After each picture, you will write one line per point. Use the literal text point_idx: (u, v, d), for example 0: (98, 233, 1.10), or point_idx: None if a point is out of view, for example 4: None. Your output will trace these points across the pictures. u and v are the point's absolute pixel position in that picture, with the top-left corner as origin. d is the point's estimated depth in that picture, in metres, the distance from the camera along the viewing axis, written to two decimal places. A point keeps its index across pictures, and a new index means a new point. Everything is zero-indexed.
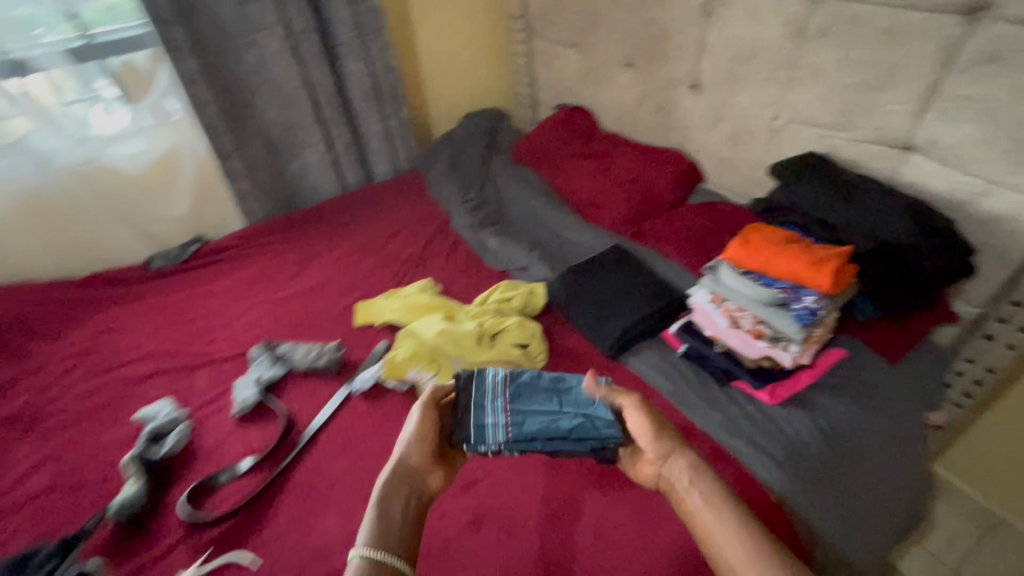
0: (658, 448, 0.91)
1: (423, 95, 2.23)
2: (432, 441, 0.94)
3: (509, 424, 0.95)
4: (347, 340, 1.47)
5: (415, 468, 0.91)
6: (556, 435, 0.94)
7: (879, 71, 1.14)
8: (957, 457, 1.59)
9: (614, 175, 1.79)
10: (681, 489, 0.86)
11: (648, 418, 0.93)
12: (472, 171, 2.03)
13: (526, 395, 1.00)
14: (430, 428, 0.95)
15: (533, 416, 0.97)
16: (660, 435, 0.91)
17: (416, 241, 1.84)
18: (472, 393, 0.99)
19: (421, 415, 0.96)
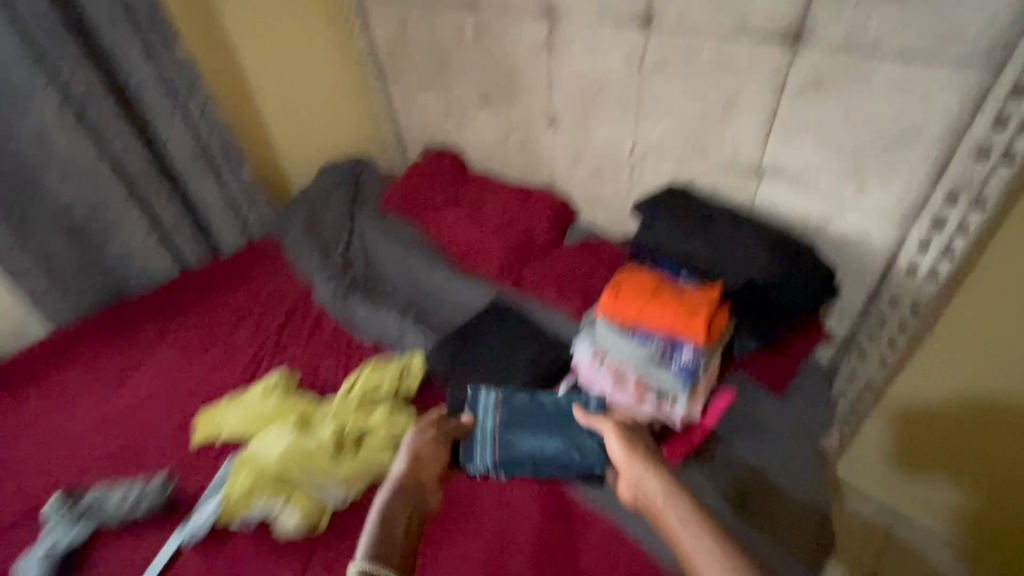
0: (633, 465, 0.89)
1: (273, 149, 2.00)
2: (431, 466, 0.97)
3: (499, 447, 1.02)
4: (182, 466, 1.21)
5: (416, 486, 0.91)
6: (542, 460, 1.01)
7: (720, 102, 1.10)
8: (848, 464, 1.60)
9: (486, 221, 1.67)
10: (655, 503, 0.82)
11: (624, 437, 0.93)
12: (335, 230, 1.83)
13: (517, 418, 1.05)
14: (432, 449, 0.98)
15: (523, 440, 1.03)
16: (635, 451, 0.91)
17: (271, 321, 1.59)
18: (470, 421, 1.05)
19: (419, 438, 0.98)
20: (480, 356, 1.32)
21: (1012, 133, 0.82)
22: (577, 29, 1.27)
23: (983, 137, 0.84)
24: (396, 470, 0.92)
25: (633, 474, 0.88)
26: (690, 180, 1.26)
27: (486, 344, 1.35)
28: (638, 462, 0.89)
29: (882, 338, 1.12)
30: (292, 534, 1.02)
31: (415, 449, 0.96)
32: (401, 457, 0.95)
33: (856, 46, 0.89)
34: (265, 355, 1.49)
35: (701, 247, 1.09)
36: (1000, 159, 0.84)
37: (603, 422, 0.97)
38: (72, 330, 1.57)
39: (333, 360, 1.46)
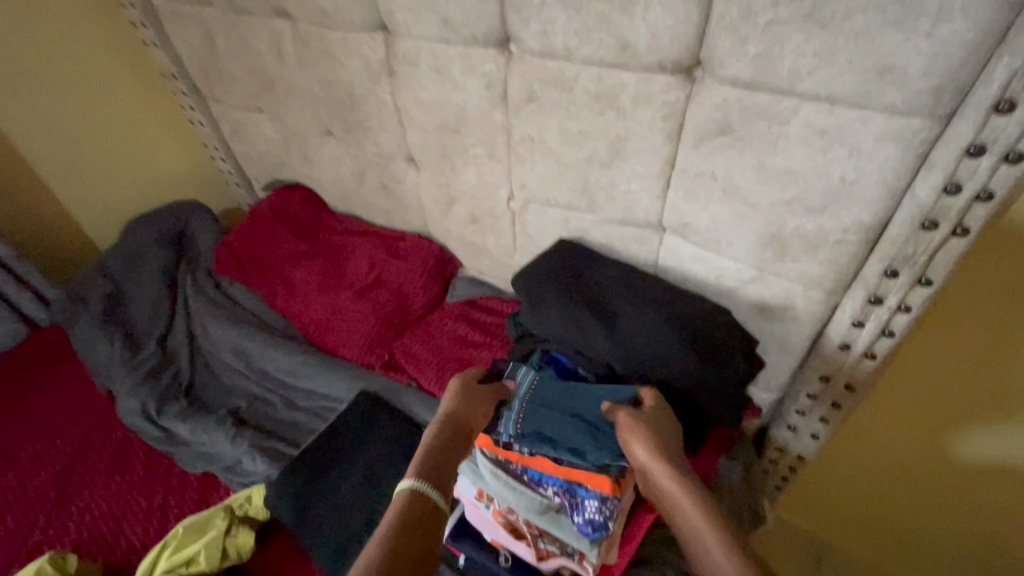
0: (666, 463, 0.71)
1: (53, 195, 1.53)
2: (490, 405, 0.82)
3: (522, 419, 0.79)
4: None
5: (475, 417, 0.79)
6: (562, 443, 0.76)
7: (606, 145, 0.86)
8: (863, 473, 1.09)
9: (347, 282, 1.34)
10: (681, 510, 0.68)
11: (656, 422, 0.75)
12: (150, 307, 1.40)
13: (549, 391, 0.81)
14: (480, 399, 0.81)
15: (548, 422, 0.78)
16: (668, 443, 0.73)
17: (53, 458, 1.16)
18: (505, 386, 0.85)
19: (466, 378, 0.85)
20: (340, 483, 1.00)
21: (967, 200, 0.63)
22: (419, 47, 0.96)
23: (931, 203, 0.65)
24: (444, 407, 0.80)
25: (661, 471, 0.71)
26: (581, 234, 1.02)
27: (349, 465, 1.03)
28: (669, 462, 0.71)
29: (812, 412, 0.95)
30: None
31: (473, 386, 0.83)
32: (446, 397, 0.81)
33: (766, 82, 0.67)
34: (39, 518, 1.07)
35: (598, 339, 0.87)
36: (952, 229, 0.66)
37: (621, 411, 0.76)
38: None
39: (140, 508, 1.08)
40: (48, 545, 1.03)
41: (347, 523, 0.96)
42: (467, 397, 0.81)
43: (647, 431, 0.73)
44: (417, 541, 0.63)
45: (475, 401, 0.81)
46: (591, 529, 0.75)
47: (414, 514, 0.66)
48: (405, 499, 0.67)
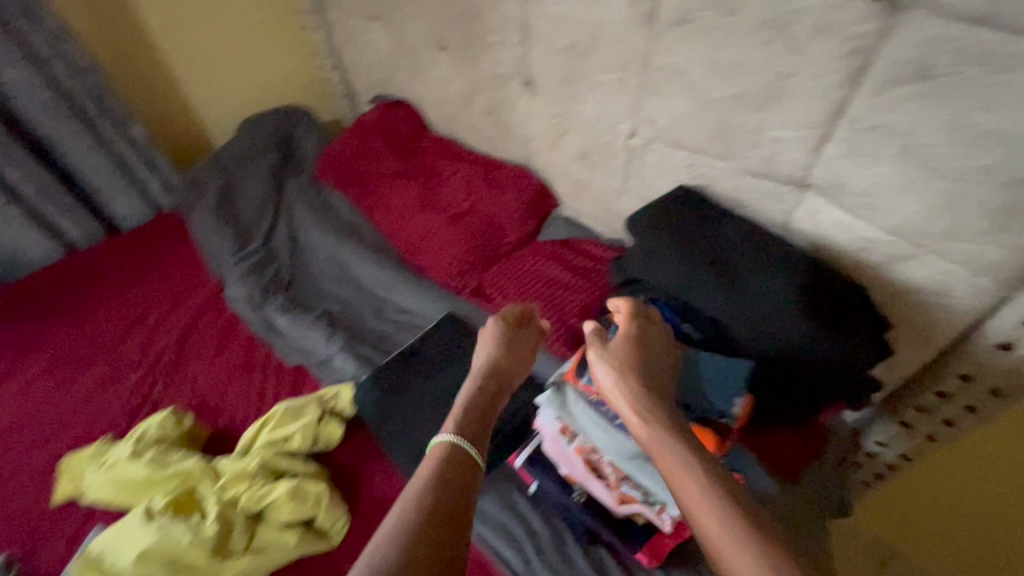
0: (641, 396, 0.66)
1: (175, 86, 1.58)
2: (524, 355, 0.82)
3: None
4: (39, 529, 0.97)
5: (510, 368, 0.79)
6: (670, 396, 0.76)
7: (760, 83, 0.77)
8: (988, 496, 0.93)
9: (442, 204, 1.33)
10: (652, 441, 0.62)
11: (624, 353, 0.71)
12: (257, 205, 1.45)
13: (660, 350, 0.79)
14: (515, 348, 0.81)
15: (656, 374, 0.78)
16: (634, 372, 0.69)
17: (171, 328, 1.27)
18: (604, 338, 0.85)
19: (504, 323, 0.84)
20: (423, 391, 1.04)
21: None
22: None
23: None
24: (484, 353, 0.80)
25: (635, 406, 0.65)
26: (705, 183, 0.94)
27: (434, 377, 1.06)
28: (638, 404, 0.66)
29: (933, 414, 0.88)
30: None
31: (507, 336, 0.82)
32: (484, 344, 0.81)
33: (996, 17, 0.56)
34: (159, 377, 1.18)
35: (709, 294, 0.81)
36: None
37: (593, 351, 0.72)
38: None
39: (243, 386, 1.17)
40: (165, 402, 1.15)
41: (427, 431, 0.99)
42: (501, 349, 0.80)
43: (616, 365, 0.69)
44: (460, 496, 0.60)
45: (510, 352, 0.80)
46: None
47: (452, 470, 0.63)
48: (443, 454, 0.64)
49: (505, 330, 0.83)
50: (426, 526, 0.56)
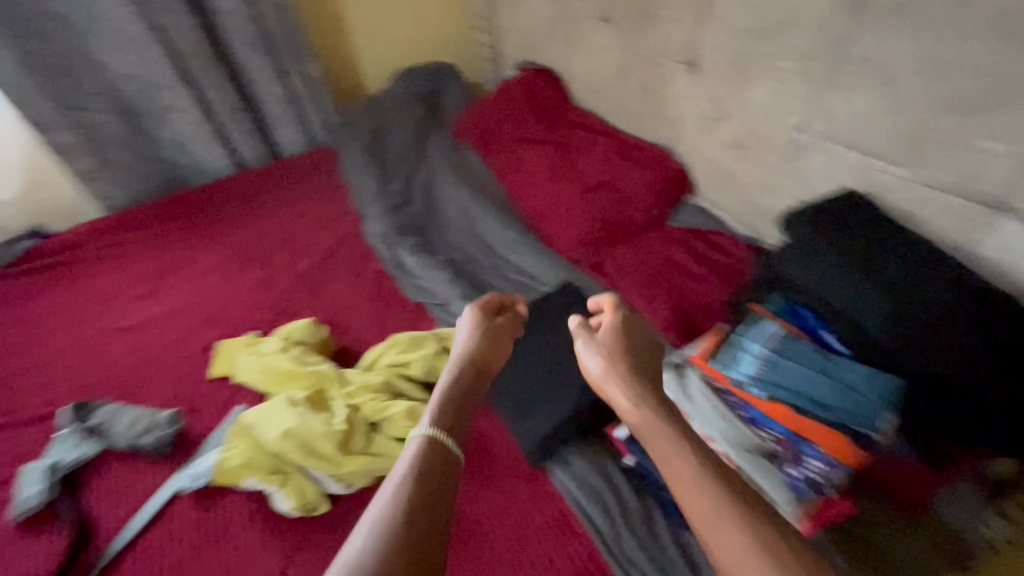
0: (632, 383, 0.72)
1: (345, 29, 1.67)
2: (501, 342, 0.86)
3: (766, 364, 0.77)
4: (197, 398, 1.14)
5: (490, 355, 0.83)
6: (805, 398, 0.74)
7: (977, 86, 0.71)
8: None
9: (575, 175, 1.34)
10: (643, 427, 0.67)
11: (612, 342, 0.77)
12: (401, 152, 1.56)
13: (798, 352, 0.77)
14: (495, 335, 0.85)
15: (794, 374, 0.76)
16: (617, 361, 0.75)
17: (316, 250, 1.41)
18: (736, 332, 0.84)
19: (483, 313, 0.88)
20: (536, 349, 1.08)
21: None
22: None
23: None
24: (465, 342, 0.83)
25: (631, 392, 0.71)
26: (874, 190, 0.88)
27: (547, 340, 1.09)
28: (622, 379, 0.73)
29: None
30: (284, 513, 0.93)
31: (486, 325, 0.86)
32: (465, 333, 0.85)
33: None
34: (302, 290, 1.33)
35: (874, 311, 0.75)
36: None
37: (581, 340, 0.79)
38: (125, 215, 1.48)
39: (371, 313, 1.28)
40: (305, 312, 1.29)
41: (535, 385, 1.03)
42: (480, 337, 0.84)
43: (607, 350, 0.76)
44: (443, 484, 0.60)
45: (490, 341, 0.84)
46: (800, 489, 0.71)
47: (435, 458, 0.62)
48: (424, 446, 0.63)
49: (482, 318, 0.87)
50: (407, 518, 0.55)
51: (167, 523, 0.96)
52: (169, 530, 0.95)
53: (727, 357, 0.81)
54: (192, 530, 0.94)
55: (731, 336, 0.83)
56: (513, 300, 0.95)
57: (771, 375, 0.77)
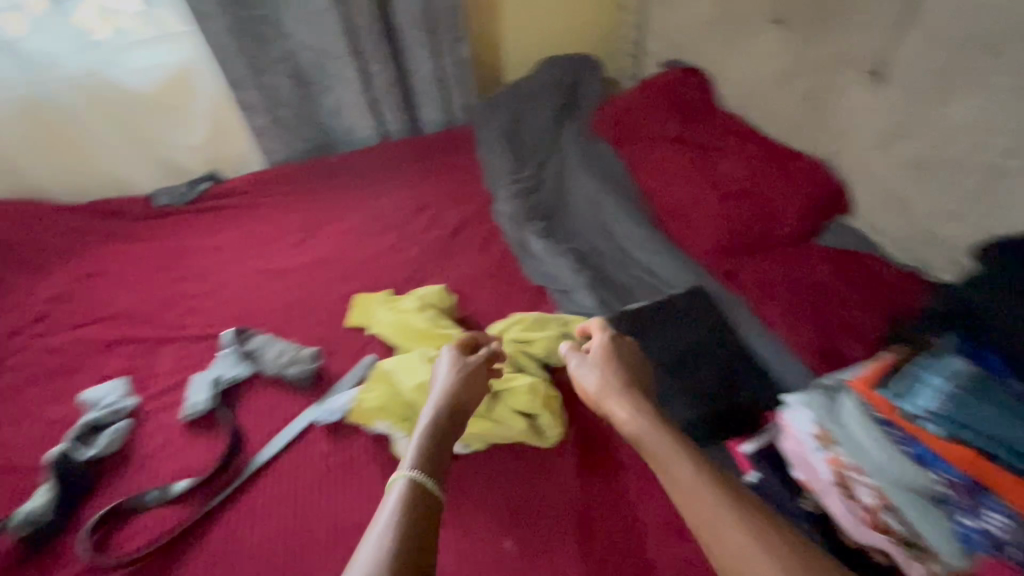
0: (621, 393, 0.81)
1: (498, 14, 1.73)
2: (479, 380, 0.88)
3: (952, 398, 0.71)
4: (334, 341, 1.24)
5: (467, 394, 0.86)
6: (1003, 442, 0.68)
7: None
8: None
9: (717, 179, 1.29)
10: (641, 434, 0.74)
11: (601, 359, 0.88)
12: (537, 139, 1.60)
13: (997, 392, 0.70)
14: (475, 370, 0.89)
15: (992, 416, 0.68)
16: (611, 376, 0.84)
17: (447, 222, 1.49)
18: (915, 362, 0.78)
19: (458, 350, 0.92)
20: (660, 348, 1.07)
21: None
22: None
23: None
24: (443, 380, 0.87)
25: (622, 403, 0.80)
26: None
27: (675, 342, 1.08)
28: (614, 390, 0.82)
29: None
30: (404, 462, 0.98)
31: (461, 366, 0.89)
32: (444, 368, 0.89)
33: None
34: (431, 258, 1.41)
35: None
36: None
37: (574, 360, 0.90)
38: (284, 170, 1.63)
39: (494, 289, 1.33)
40: (433, 279, 1.37)
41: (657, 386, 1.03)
42: (456, 378, 0.87)
43: (598, 363, 0.87)
44: (430, 524, 0.64)
45: (467, 381, 0.87)
46: (973, 542, 0.67)
47: (415, 505, 0.65)
48: (403, 491, 0.66)
49: (456, 354, 0.92)
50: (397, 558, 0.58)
51: (301, 448, 1.06)
52: (303, 454, 1.05)
53: (903, 386, 0.76)
54: (323, 458, 1.03)
55: (906, 365, 0.78)
56: (484, 340, 0.99)
57: (956, 411, 0.70)
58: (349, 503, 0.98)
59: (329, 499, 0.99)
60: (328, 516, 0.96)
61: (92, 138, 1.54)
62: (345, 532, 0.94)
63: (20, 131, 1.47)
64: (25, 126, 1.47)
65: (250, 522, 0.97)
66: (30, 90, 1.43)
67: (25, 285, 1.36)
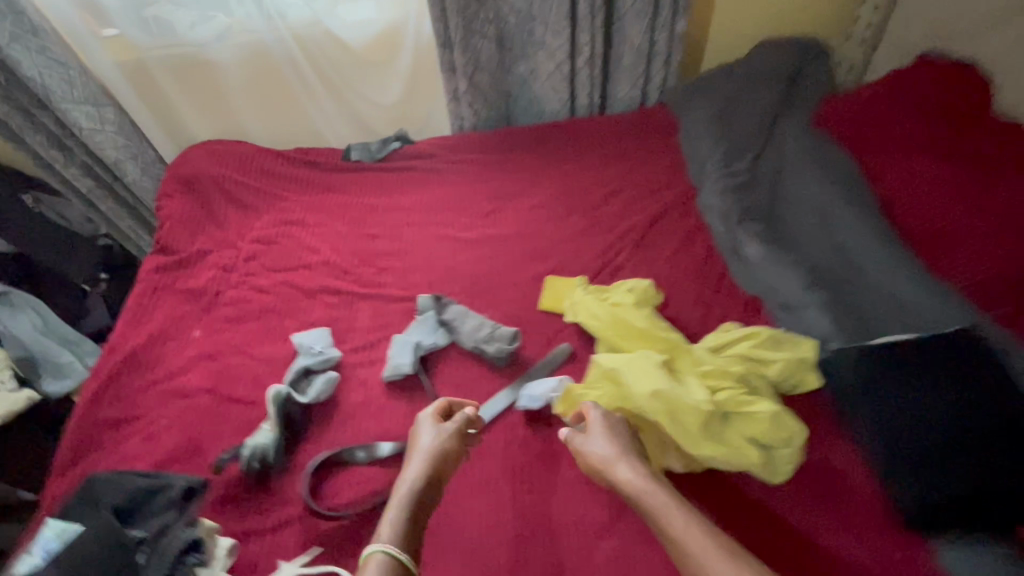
0: (617, 458, 0.83)
1: None
2: (455, 450, 0.91)
3: None
4: (528, 322, 1.20)
5: (446, 465, 0.90)
6: None
7: None
8: None
9: (999, 199, 1.05)
10: (645, 494, 0.78)
11: (597, 422, 0.88)
12: (751, 129, 1.43)
13: None
14: (454, 436, 0.93)
15: None
16: (613, 439, 0.85)
17: (641, 212, 1.38)
18: None
19: (436, 411, 0.97)
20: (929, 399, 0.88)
21: None
22: None
23: None
24: (419, 444, 0.92)
25: (619, 466, 0.82)
26: None
27: (972, 395, 0.87)
28: (612, 454, 0.83)
29: None
30: None
31: (440, 436, 0.92)
32: (421, 430, 0.95)
33: None
34: (626, 247, 1.32)
35: None
36: None
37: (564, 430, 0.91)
38: (470, 137, 1.59)
39: (697, 294, 1.22)
40: (627, 271, 1.28)
41: (924, 443, 0.86)
42: (435, 448, 0.90)
43: (596, 424, 0.88)
44: None
45: (445, 453, 0.90)
46: None
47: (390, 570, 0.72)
48: (376, 560, 0.73)
49: (436, 416, 0.96)
50: None
51: (500, 432, 1.04)
52: (502, 438, 1.03)
53: None
54: (523, 448, 1.01)
55: None
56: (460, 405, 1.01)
57: None
58: (554, 499, 0.95)
59: (532, 490, 0.97)
60: (532, 508, 0.95)
61: (300, 87, 1.57)
62: (551, 529, 0.92)
63: (243, 76, 1.53)
64: (249, 72, 1.53)
65: (454, 498, 0.97)
66: (257, 36, 1.46)
67: (236, 223, 1.43)
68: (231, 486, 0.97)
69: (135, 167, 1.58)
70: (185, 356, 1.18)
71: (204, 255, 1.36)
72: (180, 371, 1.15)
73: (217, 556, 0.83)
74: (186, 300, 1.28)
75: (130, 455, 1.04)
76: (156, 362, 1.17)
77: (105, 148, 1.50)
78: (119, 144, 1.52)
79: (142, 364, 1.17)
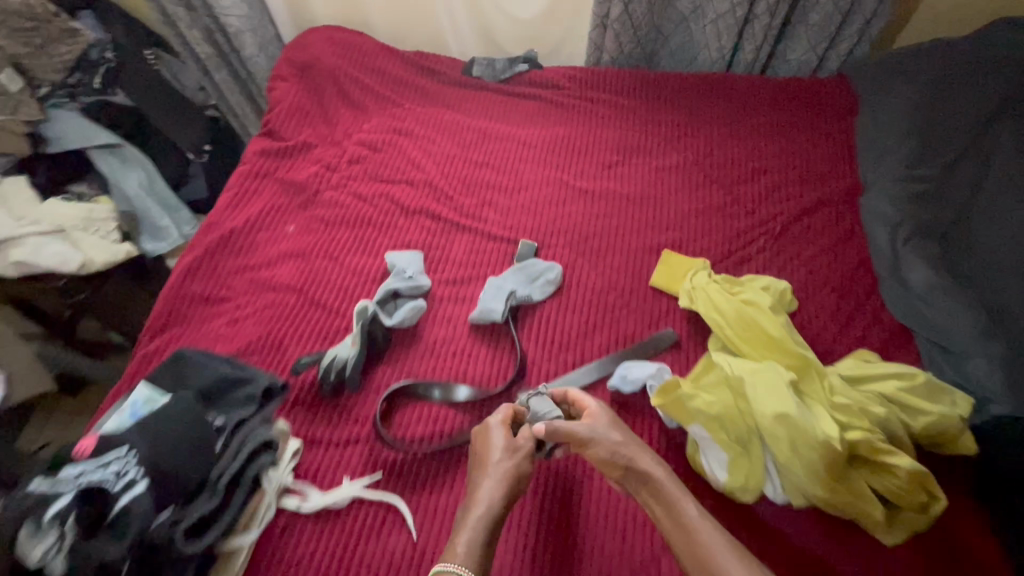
0: (638, 449, 0.79)
1: None
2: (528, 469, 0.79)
3: None
4: (634, 296, 1.08)
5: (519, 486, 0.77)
6: None
7: None
8: None
9: None
10: (662, 490, 0.74)
11: (610, 416, 0.84)
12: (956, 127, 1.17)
13: None
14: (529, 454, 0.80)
15: None
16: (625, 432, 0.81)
17: (788, 201, 1.19)
18: None
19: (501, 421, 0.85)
20: None
21: None
22: None
23: None
24: (486, 455, 0.80)
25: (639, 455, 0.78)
26: None
27: None
28: (638, 447, 0.79)
29: None
30: (714, 485, 0.82)
31: (515, 455, 0.79)
32: (486, 436, 0.82)
33: None
34: (761, 237, 1.15)
35: None
36: None
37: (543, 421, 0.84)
38: (606, 73, 1.40)
39: (836, 310, 1.05)
40: (757, 264, 1.12)
41: None
42: (511, 466, 0.77)
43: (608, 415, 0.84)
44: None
45: (522, 477, 0.77)
46: None
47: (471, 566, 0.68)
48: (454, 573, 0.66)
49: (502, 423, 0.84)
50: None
51: None
52: None
53: None
54: None
55: None
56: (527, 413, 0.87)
57: None
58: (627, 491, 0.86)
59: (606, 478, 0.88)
60: (599, 497, 0.86)
61: None
62: (617, 521, 0.83)
63: None
64: None
65: None
66: None
67: (344, 121, 1.36)
68: (304, 390, 0.96)
69: (253, 42, 1.51)
70: (278, 249, 1.15)
71: (309, 149, 1.31)
72: (272, 264, 1.14)
73: (283, 457, 0.86)
74: (286, 192, 1.24)
75: (214, 335, 1.04)
76: (250, 249, 1.16)
77: (227, 15, 1.43)
78: (243, 12, 1.45)
79: (235, 247, 1.16)
